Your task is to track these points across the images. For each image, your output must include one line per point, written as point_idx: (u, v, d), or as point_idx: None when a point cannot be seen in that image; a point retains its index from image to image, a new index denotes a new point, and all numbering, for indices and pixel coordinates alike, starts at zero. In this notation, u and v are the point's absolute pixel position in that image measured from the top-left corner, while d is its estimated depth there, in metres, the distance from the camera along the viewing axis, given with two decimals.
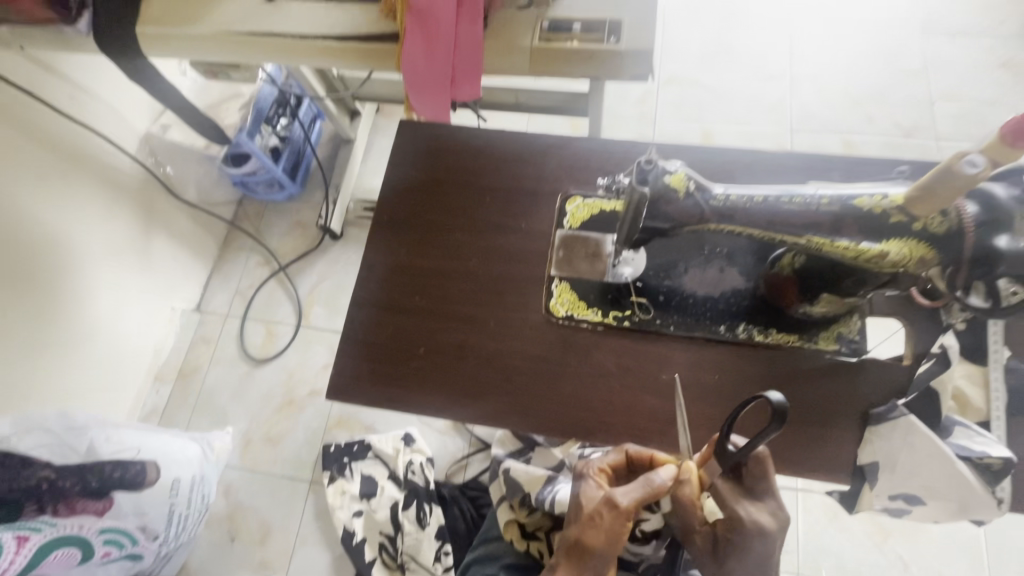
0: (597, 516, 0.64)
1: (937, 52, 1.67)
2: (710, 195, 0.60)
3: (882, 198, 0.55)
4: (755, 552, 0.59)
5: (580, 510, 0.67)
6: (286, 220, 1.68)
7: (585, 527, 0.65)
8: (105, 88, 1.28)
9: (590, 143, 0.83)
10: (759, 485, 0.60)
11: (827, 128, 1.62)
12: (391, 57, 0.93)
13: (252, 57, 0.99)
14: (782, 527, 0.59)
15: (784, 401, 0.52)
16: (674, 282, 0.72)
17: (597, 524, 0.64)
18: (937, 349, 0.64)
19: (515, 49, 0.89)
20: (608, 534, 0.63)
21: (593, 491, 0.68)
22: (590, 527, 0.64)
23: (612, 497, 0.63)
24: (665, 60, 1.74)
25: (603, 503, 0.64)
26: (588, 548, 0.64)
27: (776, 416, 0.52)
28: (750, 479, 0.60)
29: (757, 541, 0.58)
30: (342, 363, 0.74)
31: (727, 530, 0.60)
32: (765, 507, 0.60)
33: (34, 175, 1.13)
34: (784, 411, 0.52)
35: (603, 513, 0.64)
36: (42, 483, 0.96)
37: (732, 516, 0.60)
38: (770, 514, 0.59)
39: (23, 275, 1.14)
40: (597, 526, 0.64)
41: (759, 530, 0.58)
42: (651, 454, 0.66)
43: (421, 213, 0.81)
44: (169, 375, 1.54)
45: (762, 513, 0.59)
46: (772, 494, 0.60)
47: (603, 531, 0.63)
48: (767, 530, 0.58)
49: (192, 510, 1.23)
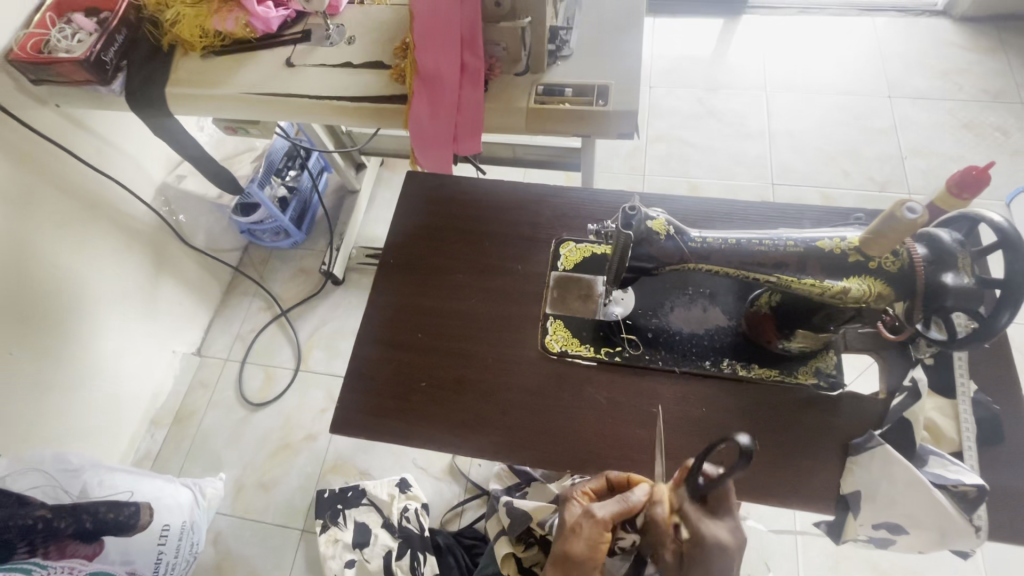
0: (577, 528, 0.61)
1: (903, 114, 1.81)
2: (688, 237, 0.66)
3: (840, 240, 0.61)
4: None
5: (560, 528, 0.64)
6: (289, 266, 1.74)
7: (565, 539, 0.61)
8: (128, 142, 1.36)
9: (581, 193, 0.90)
10: (722, 505, 0.56)
11: (806, 182, 1.73)
12: (398, 116, 1.02)
13: (270, 115, 1.08)
14: (743, 546, 0.53)
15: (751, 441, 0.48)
16: (661, 320, 0.77)
17: (577, 536, 0.61)
18: (909, 383, 0.69)
19: (511, 110, 0.99)
20: (588, 545, 0.60)
21: (575, 510, 0.64)
22: (570, 539, 0.61)
23: (592, 509, 0.62)
24: (652, 120, 1.87)
25: (584, 516, 0.62)
26: (566, 560, 0.60)
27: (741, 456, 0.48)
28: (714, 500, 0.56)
29: (716, 560, 0.53)
30: (346, 398, 0.77)
31: (688, 547, 0.55)
32: (726, 524, 0.55)
33: (56, 222, 1.20)
34: (751, 453, 0.47)
35: (583, 526, 0.61)
36: (39, 522, 0.94)
37: (694, 533, 0.54)
38: (730, 530, 0.54)
39: (36, 316, 1.18)
40: (575, 539, 0.61)
41: (717, 548, 0.53)
42: (628, 475, 0.66)
43: (424, 256, 0.86)
44: (166, 419, 1.55)
45: (723, 530, 0.54)
46: (735, 514, 0.56)
47: (583, 546, 0.60)
48: (725, 545, 0.53)
49: (181, 558, 1.20)
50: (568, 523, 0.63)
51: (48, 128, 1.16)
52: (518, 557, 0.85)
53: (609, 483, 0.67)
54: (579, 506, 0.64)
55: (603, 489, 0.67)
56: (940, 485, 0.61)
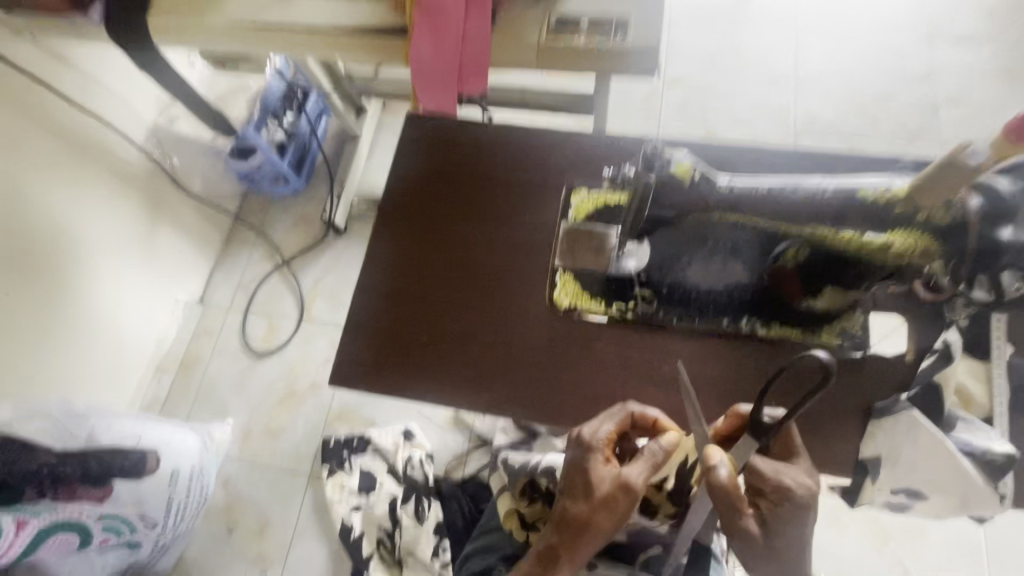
0: (612, 501, 0.61)
1: (942, 58, 1.67)
2: (716, 185, 0.62)
3: (886, 189, 0.57)
4: (801, 521, 0.57)
5: (589, 493, 0.62)
6: (291, 214, 1.69)
7: (598, 509, 0.61)
8: (114, 77, 1.28)
9: (595, 137, 0.84)
10: (790, 450, 0.60)
11: (832, 131, 1.63)
12: (398, 52, 0.94)
13: (260, 49, 0.99)
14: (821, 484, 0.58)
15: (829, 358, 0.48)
16: (677, 276, 0.72)
17: (611, 508, 0.61)
18: (940, 345, 0.65)
19: (522, 46, 0.90)
20: (621, 513, 0.61)
21: (605, 474, 0.62)
22: (603, 511, 0.61)
23: (627, 479, 0.60)
24: (671, 60, 1.75)
25: (619, 488, 0.60)
26: (601, 527, 0.61)
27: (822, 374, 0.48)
28: (780, 446, 0.60)
29: (795, 507, 0.56)
30: (346, 351, 0.74)
31: (773, 505, 0.57)
32: (801, 468, 0.58)
33: (43, 163, 1.14)
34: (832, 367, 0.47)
35: (618, 498, 0.61)
36: (42, 468, 0.92)
37: (777, 487, 0.56)
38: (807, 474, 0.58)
39: (30, 259, 1.14)
40: (609, 509, 0.61)
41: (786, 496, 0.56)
42: (654, 417, 0.63)
43: (424, 203, 0.81)
44: (171, 366, 1.54)
45: (802, 475, 0.57)
46: (804, 456, 0.59)
47: (615, 514, 0.61)
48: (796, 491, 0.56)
49: (191, 500, 1.22)
50: (600, 492, 0.61)
51: (25, 60, 1.08)
52: (520, 513, 0.84)
53: (629, 419, 0.63)
54: (606, 467, 0.62)
55: (621, 429, 0.63)
56: (969, 453, 0.61)
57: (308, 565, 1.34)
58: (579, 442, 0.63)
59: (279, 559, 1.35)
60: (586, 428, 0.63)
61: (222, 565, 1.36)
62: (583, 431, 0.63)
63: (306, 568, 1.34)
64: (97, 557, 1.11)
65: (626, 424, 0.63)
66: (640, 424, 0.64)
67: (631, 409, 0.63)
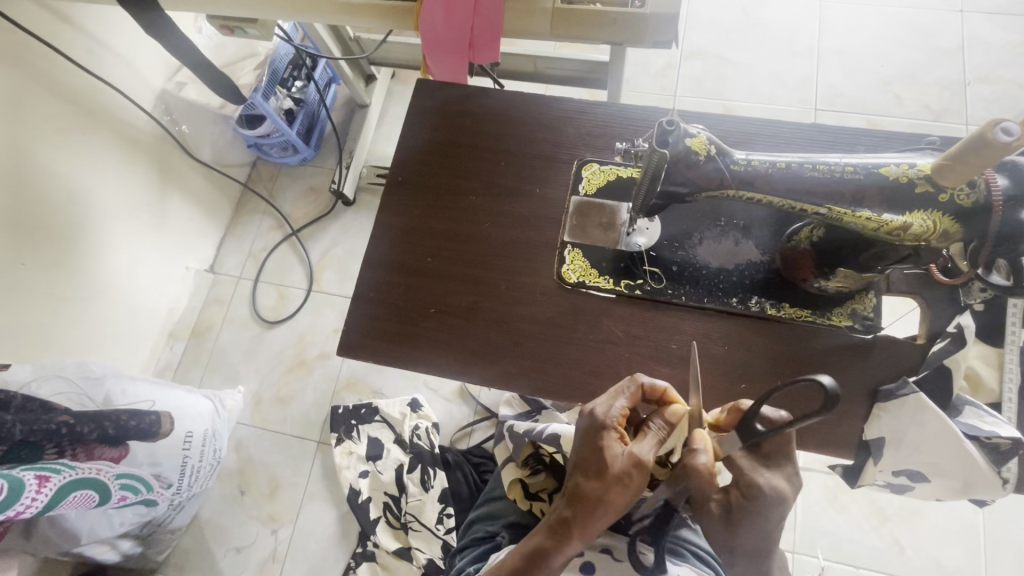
0: (626, 478, 0.59)
1: (973, 31, 1.60)
2: (731, 160, 0.61)
3: (909, 167, 0.56)
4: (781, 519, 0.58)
5: (602, 471, 0.60)
6: (299, 183, 1.68)
7: (612, 487, 0.59)
8: (119, 39, 1.25)
9: (609, 109, 0.82)
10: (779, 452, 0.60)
11: (853, 108, 1.57)
12: (409, 16, 0.91)
13: (267, 13, 0.97)
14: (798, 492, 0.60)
15: (836, 387, 0.48)
16: (687, 253, 0.73)
17: (624, 485, 0.59)
18: (953, 329, 0.66)
19: (535, 10, 0.85)
20: (634, 490, 0.59)
21: (617, 450, 0.60)
22: (616, 488, 0.59)
23: (640, 456, 0.59)
24: (689, 31, 1.69)
25: (631, 464, 0.59)
26: (613, 506, 0.59)
27: (825, 401, 0.48)
28: (769, 448, 0.60)
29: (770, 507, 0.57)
30: (353, 321, 0.75)
31: (743, 498, 0.60)
32: (784, 473, 0.60)
33: (54, 128, 1.13)
34: (837, 398, 0.47)
35: (631, 474, 0.59)
36: (62, 427, 0.93)
37: (749, 483, 0.59)
38: (787, 478, 0.60)
39: (42, 223, 1.14)
40: (622, 486, 0.59)
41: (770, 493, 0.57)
42: (664, 389, 0.63)
43: (436, 175, 0.80)
44: (184, 333, 1.57)
45: (780, 479, 0.60)
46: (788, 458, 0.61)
47: (628, 492, 0.59)
48: (787, 494, 0.59)
49: (205, 462, 1.26)
50: (613, 469, 0.59)
51: (31, 21, 1.07)
52: (523, 482, 0.87)
53: (640, 391, 0.63)
54: (618, 444, 0.61)
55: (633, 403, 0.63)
56: (971, 436, 0.62)
57: (318, 528, 1.38)
58: (591, 418, 0.63)
59: (290, 521, 1.39)
60: (600, 405, 0.63)
61: (235, 525, 1.40)
62: (596, 407, 0.63)
63: (315, 531, 1.38)
64: (116, 513, 1.14)
65: (638, 397, 0.63)
66: (649, 397, 0.64)
67: (642, 380, 0.63)
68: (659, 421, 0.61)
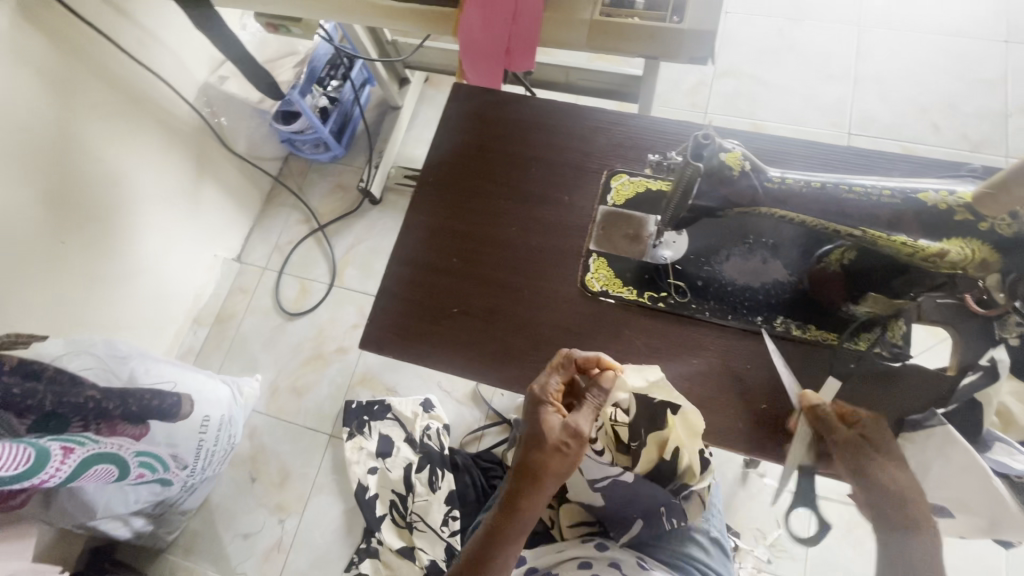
0: (563, 447, 0.59)
1: (1018, 62, 1.57)
2: (766, 176, 0.61)
3: (949, 194, 0.56)
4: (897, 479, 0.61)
5: (540, 441, 0.60)
6: (328, 180, 1.72)
7: (551, 457, 0.59)
8: (167, 32, 1.31)
9: (641, 122, 0.82)
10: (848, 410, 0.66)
11: (887, 134, 1.55)
12: (448, 22, 0.93)
13: (310, 13, 1.01)
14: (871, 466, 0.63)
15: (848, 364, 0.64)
16: (713, 269, 0.73)
17: (564, 454, 0.59)
18: (986, 361, 0.62)
19: (573, 22, 0.86)
20: (572, 458, 0.60)
21: (554, 420, 0.61)
22: (556, 457, 0.59)
23: (576, 425, 0.60)
24: (723, 50, 1.68)
25: (570, 432, 0.60)
26: (553, 478, 0.59)
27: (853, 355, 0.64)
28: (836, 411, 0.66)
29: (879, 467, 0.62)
30: (376, 317, 0.76)
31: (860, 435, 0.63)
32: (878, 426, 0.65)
33: (99, 114, 1.18)
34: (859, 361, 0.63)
35: (569, 443, 0.60)
36: (89, 401, 0.95)
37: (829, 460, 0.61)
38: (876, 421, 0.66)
39: (82, 206, 1.18)
40: (562, 454, 0.59)
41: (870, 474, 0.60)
42: (596, 358, 0.65)
43: (467, 177, 0.81)
44: (207, 320, 1.60)
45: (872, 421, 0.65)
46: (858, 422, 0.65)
47: (568, 459, 0.59)
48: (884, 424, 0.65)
49: (218, 446, 1.29)
50: (552, 438, 0.60)
51: (88, 11, 1.12)
52: None
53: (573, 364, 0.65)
54: (556, 415, 0.62)
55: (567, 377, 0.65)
56: (1001, 473, 0.61)
57: (324, 520, 1.39)
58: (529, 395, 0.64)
59: (297, 511, 1.41)
60: (538, 382, 0.64)
61: (244, 511, 1.42)
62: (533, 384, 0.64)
63: (321, 523, 1.39)
64: (132, 490, 1.16)
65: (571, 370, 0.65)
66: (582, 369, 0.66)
67: (575, 354, 0.65)
68: (593, 391, 0.64)
